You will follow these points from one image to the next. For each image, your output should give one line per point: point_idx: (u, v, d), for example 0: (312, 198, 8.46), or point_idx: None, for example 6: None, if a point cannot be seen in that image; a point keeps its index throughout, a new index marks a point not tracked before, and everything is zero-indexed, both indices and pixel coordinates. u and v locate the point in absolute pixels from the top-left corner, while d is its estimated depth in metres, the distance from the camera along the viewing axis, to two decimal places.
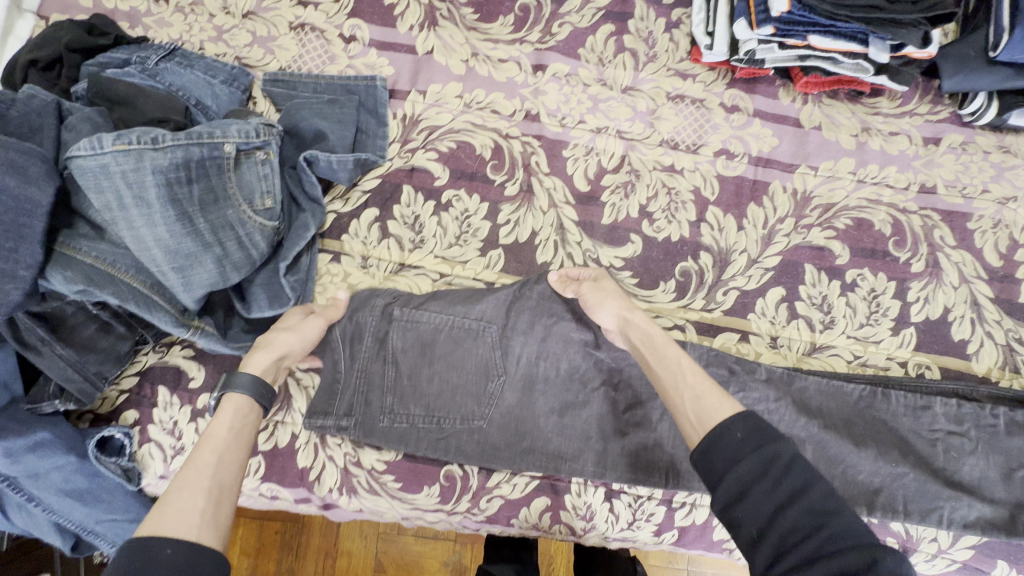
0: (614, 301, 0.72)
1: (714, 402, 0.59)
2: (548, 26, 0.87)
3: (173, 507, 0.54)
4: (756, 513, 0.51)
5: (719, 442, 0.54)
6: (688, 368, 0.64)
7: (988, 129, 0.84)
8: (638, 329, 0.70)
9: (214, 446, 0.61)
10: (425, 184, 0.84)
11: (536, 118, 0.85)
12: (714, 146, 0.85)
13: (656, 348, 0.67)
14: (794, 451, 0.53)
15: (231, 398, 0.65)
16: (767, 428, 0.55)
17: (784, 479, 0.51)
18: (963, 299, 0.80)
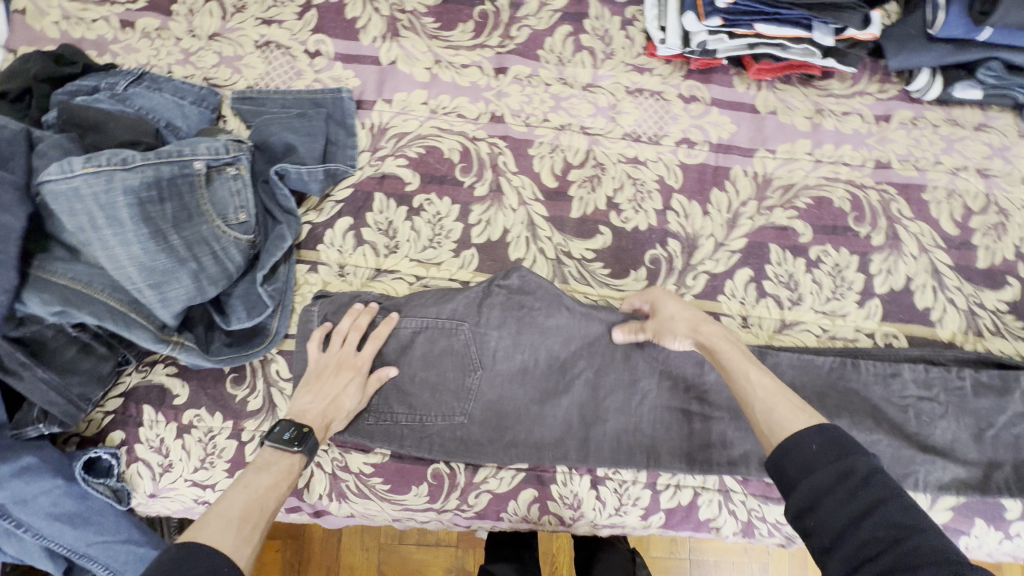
0: (683, 317, 0.72)
1: (789, 415, 0.61)
2: (508, 30, 0.89)
3: (234, 537, 0.59)
4: (828, 522, 0.53)
5: (795, 451, 0.57)
6: (755, 376, 0.66)
7: (936, 103, 0.87)
8: (709, 339, 0.70)
9: (275, 490, 0.65)
10: (396, 189, 0.86)
11: (501, 119, 0.87)
12: (675, 136, 0.87)
13: (743, 370, 0.66)
14: (872, 464, 0.55)
15: (300, 452, 0.68)
16: (848, 443, 0.57)
17: (860, 491, 0.54)
18: (924, 268, 0.83)
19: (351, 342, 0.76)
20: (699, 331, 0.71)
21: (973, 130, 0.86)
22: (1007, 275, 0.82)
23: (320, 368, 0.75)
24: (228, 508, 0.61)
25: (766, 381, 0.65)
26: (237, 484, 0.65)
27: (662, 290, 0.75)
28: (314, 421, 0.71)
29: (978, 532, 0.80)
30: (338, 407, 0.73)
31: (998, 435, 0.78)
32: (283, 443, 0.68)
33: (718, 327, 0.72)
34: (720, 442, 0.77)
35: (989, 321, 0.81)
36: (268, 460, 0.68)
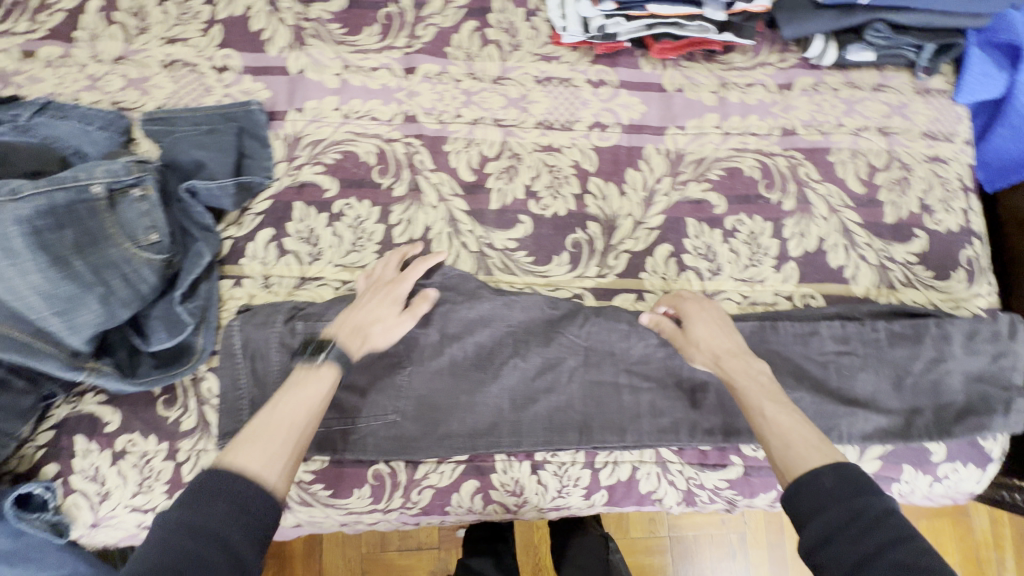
0: (711, 339, 0.75)
1: (803, 449, 0.62)
2: (414, 30, 0.90)
3: (262, 453, 0.61)
4: (840, 558, 0.54)
5: (810, 488, 0.58)
6: (774, 408, 0.67)
7: (836, 68, 0.90)
8: (736, 366, 0.72)
9: (305, 405, 0.66)
10: (315, 197, 0.86)
11: (414, 118, 0.88)
12: (587, 121, 0.89)
13: (765, 401, 0.68)
14: (885, 505, 0.56)
15: (325, 365, 0.69)
16: (861, 482, 0.58)
17: (873, 531, 0.54)
18: (835, 228, 0.85)
19: (389, 267, 0.80)
20: (725, 356, 0.73)
21: (872, 91, 0.89)
22: (914, 227, 0.85)
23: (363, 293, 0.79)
24: (263, 424, 0.64)
25: (786, 415, 0.66)
26: (269, 403, 0.67)
27: (697, 302, 0.78)
28: (344, 331, 0.73)
29: (907, 477, 0.83)
30: (371, 319, 0.75)
31: (916, 382, 0.80)
32: (309, 359, 0.70)
33: (742, 352, 0.74)
34: (649, 412, 0.79)
35: (899, 274, 0.84)
36: (298, 378, 0.69)
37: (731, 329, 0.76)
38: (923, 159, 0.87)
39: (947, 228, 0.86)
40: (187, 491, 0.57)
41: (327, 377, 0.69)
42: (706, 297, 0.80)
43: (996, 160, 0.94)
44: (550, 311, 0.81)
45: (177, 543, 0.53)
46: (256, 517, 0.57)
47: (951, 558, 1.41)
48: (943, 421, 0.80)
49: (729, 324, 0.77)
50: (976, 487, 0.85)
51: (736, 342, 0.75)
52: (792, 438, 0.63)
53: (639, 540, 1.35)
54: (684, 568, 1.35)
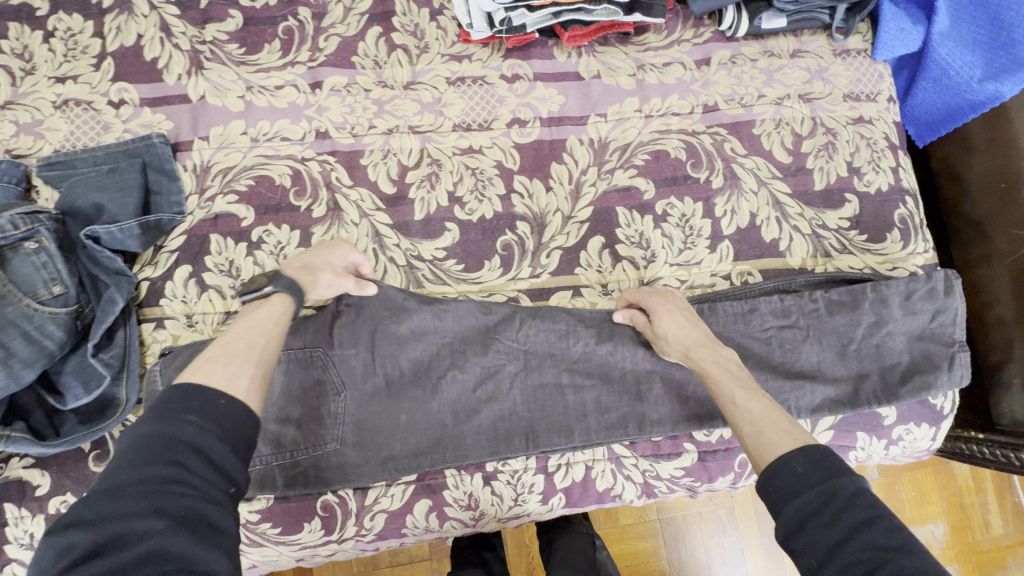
0: (678, 332, 0.72)
1: (775, 436, 0.60)
2: (315, 42, 0.86)
3: (223, 370, 0.56)
4: (816, 542, 0.51)
5: (784, 472, 0.56)
6: (744, 395, 0.65)
7: (751, 38, 0.88)
8: (706, 359, 0.70)
9: (261, 330, 0.63)
10: (232, 227, 0.83)
11: (326, 135, 0.85)
12: (505, 118, 0.86)
13: (734, 388, 0.66)
14: (857, 486, 0.53)
15: (276, 292, 0.67)
16: (833, 461, 0.56)
17: (847, 513, 0.51)
18: (765, 202, 0.84)
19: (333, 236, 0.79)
20: (693, 349, 0.71)
21: (790, 58, 0.87)
22: (845, 192, 0.84)
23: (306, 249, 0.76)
24: (217, 350, 0.59)
25: (757, 401, 0.64)
26: (221, 336, 0.63)
27: (661, 295, 0.75)
28: (292, 268, 0.71)
29: (862, 444, 0.82)
30: (310, 258, 0.73)
31: (860, 347, 0.80)
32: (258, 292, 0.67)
33: (710, 340, 0.71)
34: (595, 410, 0.78)
35: (834, 241, 0.83)
36: (249, 310, 0.66)
37: (697, 317, 0.74)
38: (848, 122, 0.86)
39: (878, 188, 0.85)
40: (152, 411, 0.52)
41: (279, 305, 0.66)
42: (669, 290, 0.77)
43: (923, 115, 0.95)
44: (485, 319, 0.79)
45: (150, 455, 0.48)
46: (235, 430, 0.53)
47: (937, 506, 1.42)
48: (890, 384, 0.79)
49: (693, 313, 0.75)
50: (932, 443, 0.85)
51: (704, 330, 0.72)
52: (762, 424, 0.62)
53: (630, 527, 1.35)
54: (676, 549, 1.35)
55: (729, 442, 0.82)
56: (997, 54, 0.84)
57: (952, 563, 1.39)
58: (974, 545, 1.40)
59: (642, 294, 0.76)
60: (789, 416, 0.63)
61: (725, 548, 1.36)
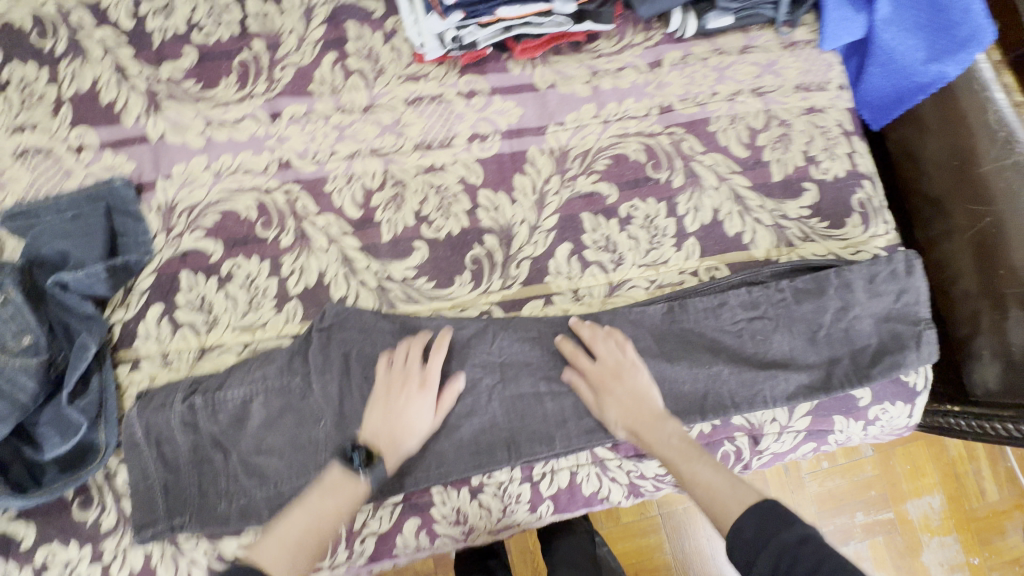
0: (623, 410, 0.75)
1: (725, 499, 0.67)
2: (271, 73, 0.87)
3: (285, 563, 0.64)
4: None
5: (736, 539, 0.63)
6: (689, 466, 0.71)
7: (701, 38, 0.90)
8: (654, 435, 0.73)
9: (336, 516, 0.68)
10: (202, 263, 0.83)
11: (289, 164, 0.85)
12: (465, 134, 0.87)
13: (680, 462, 0.71)
14: (798, 532, 0.60)
15: (365, 479, 0.70)
16: (772, 511, 0.63)
17: (791, 562, 0.58)
18: (726, 197, 0.85)
19: (415, 361, 0.76)
20: (639, 426, 0.74)
21: (740, 54, 0.89)
22: (803, 181, 0.86)
23: (389, 389, 0.75)
24: (293, 531, 0.67)
25: (702, 468, 0.71)
26: (304, 502, 0.69)
27: (608, 377, 0.76)
28: (383, 444, 0.73)
29: (840, 427, 0.84)
30: (406, 429, 0.74)
31: (830, 332, 0.81)
32: (354, 466, 0.70)
33: (651, 415, 0.75)
34: (574, 415, 0.79)
35: (796, 230, 0.85)
36: (337, 481, 0.70)
37: (638, 394, 0.76)
38: (800, 113, 0.88)
39: (835, 175, 0.86)
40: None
41: (362, 491, 0.70)
42: (620, 364, 0.77)
43: (876, 100, 0.97)
44: (458, 335, 0.80)
45: None
46: None
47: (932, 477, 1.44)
48: (862, 366, 0.81)
49: (638, 387, 0.76)
50: (909, 420, 0.87)
51: (647, 406, 0.75)
52: (710, 492, 0.68)
53: (633, 525, 1.35)
54: (681, 542, 1.35)
55: (710, 436, 0.82)
56: (938, 36, 0.85)
57: (951, 533, 1.41)
58: (971, 513, 1.42)
59: (589, 377, 0.77)
60: (733, 476, 0.70)
61: None
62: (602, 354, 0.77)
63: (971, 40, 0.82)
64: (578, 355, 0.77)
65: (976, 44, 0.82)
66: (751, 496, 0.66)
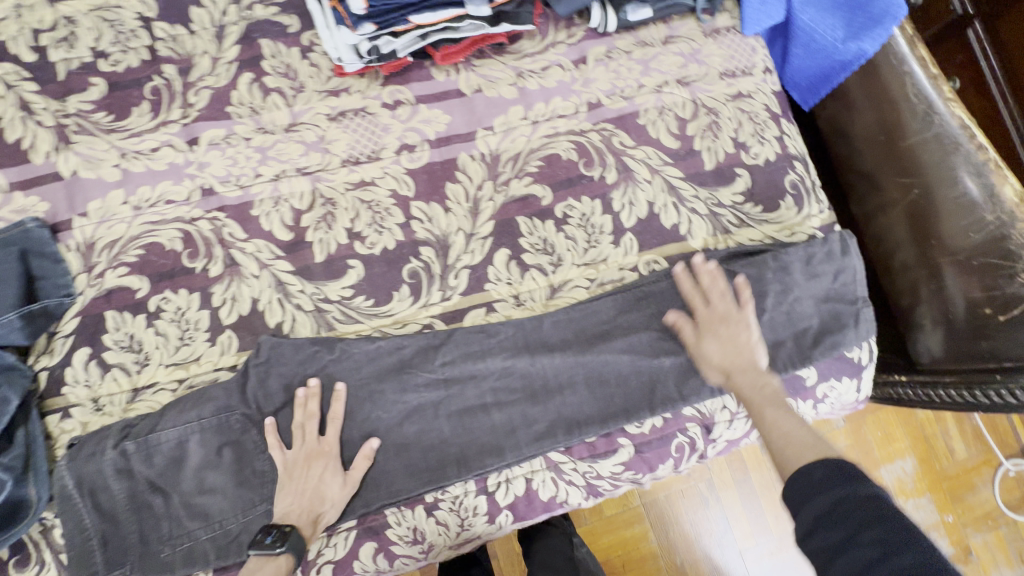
0: (723, 354, 0.76)
1: (799, 450, 0.66)
2: (186, 98, 0.84)
3: None
4: (829, 539, 0.56)
5: (803, 480, 0.62)
6: (776, 414, 0.71)
7: (623, 31, 0.89)
8: (746, 383, 0.75)
9: None
10: (128, 300, 0.80)
11: (211, 191, 0.83)
12: (393, 146, 0.85)
13: (767, 408, 0.72)
14: (870, 490, 0.58)
15: (285, 553, 0.67)
16: (851, 469, 0.61)
17: (849, 514, 0.56)
18: (660, 189, 0.85)
19: (311, 431, 0.74)
20: (736, 372, 0.75)
21: (663, 45, 0.89)
22: (735, 167, 0.86)
23: (289, 467, 0.73)
24: None
25: (787, 419, 0.70)
26: None
27: (715, 320, 0.78)
28: (300, 518, 0.71)
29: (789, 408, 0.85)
30: (321, 497, 0.72)
31: (772, 316, 0.82)
32: (268, 548, 0.67)
33: (753, 365, 0.76)
34: (522, 423, 0.78)
35: (731, 217, 0.85)
36: (256, 565, 0.68)
37: (747, 343, 0.76)
38: (727, 99, 0.88)
39: (766, 159, 0.87)
40: None
41: (285, 565, 0.68)
42: (729, 312, 0.78)
43: (804, 79, 0.98)
44: (400, 352, 0.79)
45: None
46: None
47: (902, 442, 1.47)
48: (804, 347, 0.82)
49: (747, 336, 0.76)
50: (858, 394, 0.88)
51: (749, 357, 0.76)
52: (791, 439, 0.68)
53: (617, 519, 1.36)
54: (665, 531, 1.36)
55: (662, 430, 0.82)
56: (855, 13, 0.86)
57: (925, 494, 1.44)
58: (943, 473, 1.45)
59: (696, 319, 0.79)
60: (820, 435, 0.68)
61: (711, 521, 1.38)
62: (713, 301, 0.79)
63: (885, 15, 0.84)
64: (692, 300, 0.79)
65: (889, 19, 0.83)
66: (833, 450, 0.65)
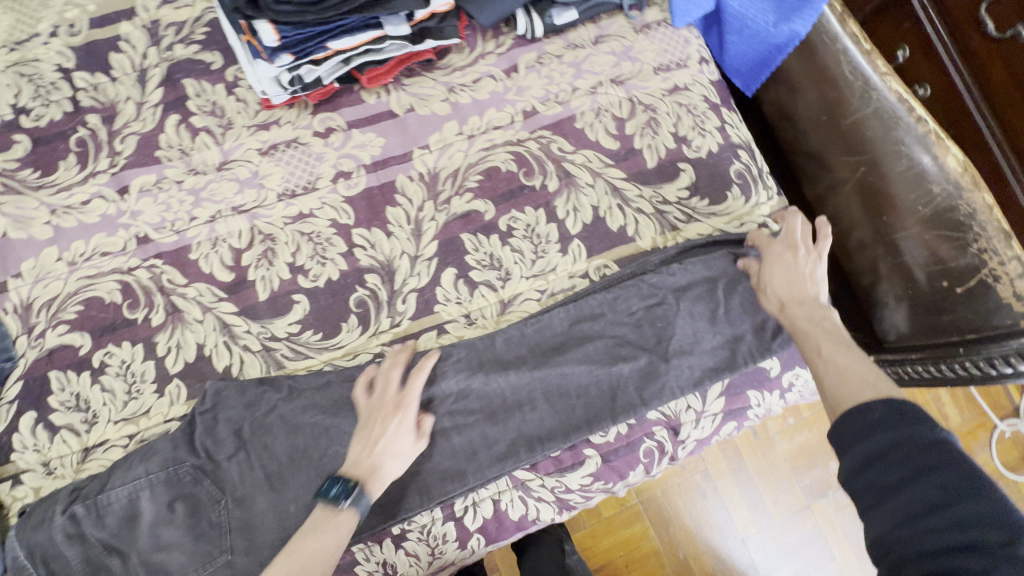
0: (784, 282, 0.75)
1: (857, 386, 0.64)
2: (112, 146, 0.82)
3: None
4: (880, 480, 0.57)
5: (858, 417, 0.61)
6: (832, 349, 0.69)
7: (552, 35, 0.88)
8: (804, 313, 0.73)
9: (321, 555, 0.64)
10: (71, 358, 0.78)
11: (147, 238, 0.81)
12: (328, 174, 0.84)
13: (824, 341, 0.70)
14: (935, 435, 0.57)
15: (349, 510, 0.67)
16: (916, 412, 0.59)
17: (912, 458, 0.56)
18: (603, 192, 0.84)
19: (392, 383, 0.74)
20: (794, 301, 0.74)
21: (593, 45, 0.88)
22: (678, 162, 0.85)
23: (368, 415, 0.72)
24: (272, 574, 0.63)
25: (847, 356, 0.68)
26: (287, 546, 0.65)
27: (781, 247, 0.77)
28: (364, 473, 0.69)
29: (755, 401, 0.83)
30: (391, 451, 0.70)
31: (728, 309, 0.80)
32: (332, 501, 0.67)
33: (812, 298, 0.73)
34: (483, 444, 0.76)
35: (677, 213, 0.84)
36: (320, 517, 0.67)
37: (811, 276, 0.75)
38: (664, 94, 0.87)
39: (709, 150, 0.86)
40: None
41: (347, 523, 0.67)
42: (799, 239, 0.77)
43: (743, 66, 0.98)
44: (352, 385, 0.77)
45: None
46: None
47: None
48: (764, 339, 0.80)
49: (813, 268, 0.75)
50: None
51: (810, 287, 0.74)
52: (847, 373, 0.66)
53: (616, 518, 1.33)
54: (666, 527, 1.33)
55: (628, 437, 0.81)
56: None
57: None
58: None
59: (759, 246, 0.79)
60: (881, 373, 0.65)
61: (712, 512, 1.35)
62: (791, 225, 0.78)
63: None
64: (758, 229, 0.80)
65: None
66: (893, 389, 0.63)
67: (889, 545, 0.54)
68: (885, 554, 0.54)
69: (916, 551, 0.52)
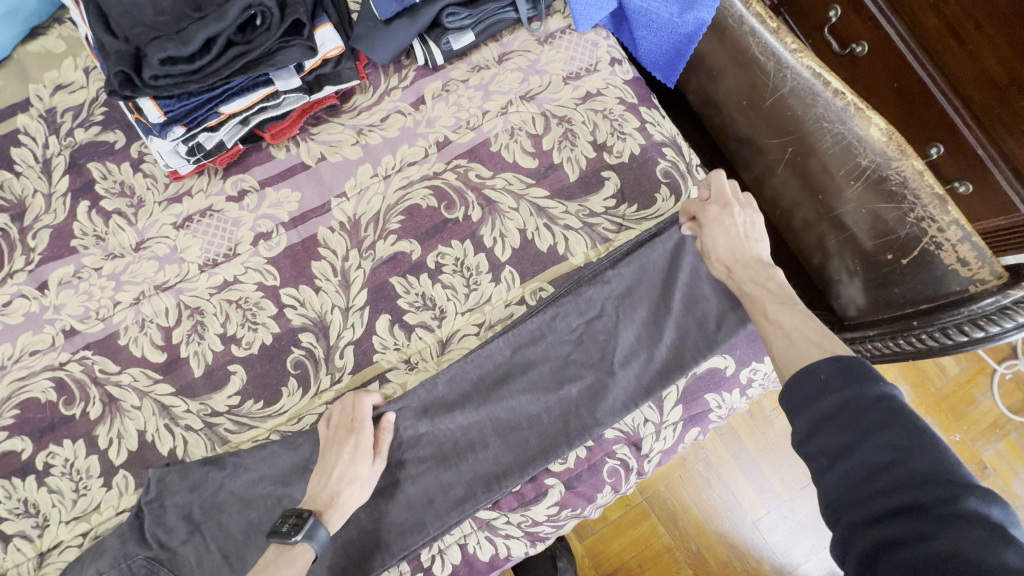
0: (728, 244, 0.73)
1: (804, 348, 0.62)
2: (26, 243, 0.81)
3: None
4: (830, 445, 0.53)
5: (806, 380, 0.58)
6: (778, 310, 0.67)
7: (454, 61, 0.87)
8: (749, 278, 0.71)
9: None
10: (13, 465, 0.76)
11: (74, 330, 0.80)
12: (248, 238, 0.82)
13: (770, 304, 0.68)
14: (879, 391, 0.53)
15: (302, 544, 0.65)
16: (861, 369, 0.56)
17: (858, 419, 0.53)
18: (528, 213, 0.81)
19: (344, 409, 0.74)
20: (739, 265, 0.72)
21: (498, 64, 0.87)
22: (600, 171, 0.82)
23: (325, 443, 0.73)
24: None
25: (792, 316, 0.66)
26: None
27: (716, 209, 0.74)
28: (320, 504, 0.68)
29: (715, 404, 0.81)
30: (348, 477, 0.70)
31: (672, 315, 0.78)
32: (284, 536, 0.65)
33: (757, 259, 0.72)
34: (439, 491, 0.74)
35: (607, 223, 0.82)
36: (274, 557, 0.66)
37: (750, 233, 0.73)
38: (576, 103, 0.85)
39: (630, 154, 0.83)
40: None
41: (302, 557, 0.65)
42: (733, 199, 0.75)
43: (659, 58, 0.96)
44: (297, 452, 0.75)
45: None
46: None
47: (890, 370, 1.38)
48: (710, 337, 0.77)
49: (749, 226, 0.73)
50: None
51: (751, 248, 0.72)
52: (794, 336, 0.63)
53: (622, 522, 1.29)
54: (674, 522, 1.29)
55: (588, 460, 0.79)
56: None
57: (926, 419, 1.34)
58: (938, 393, 1.36)
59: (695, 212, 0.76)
60: (828, 330, 0.63)
61: (716, 500, 1.31)
62: (719, 185, 0.75)
63: None
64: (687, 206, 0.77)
65: None
66: (840, 347, 0.60)
67: (841, 512, 0.51)
68: (837, 521, 0.51)
69: (863, 519, 0.49)
